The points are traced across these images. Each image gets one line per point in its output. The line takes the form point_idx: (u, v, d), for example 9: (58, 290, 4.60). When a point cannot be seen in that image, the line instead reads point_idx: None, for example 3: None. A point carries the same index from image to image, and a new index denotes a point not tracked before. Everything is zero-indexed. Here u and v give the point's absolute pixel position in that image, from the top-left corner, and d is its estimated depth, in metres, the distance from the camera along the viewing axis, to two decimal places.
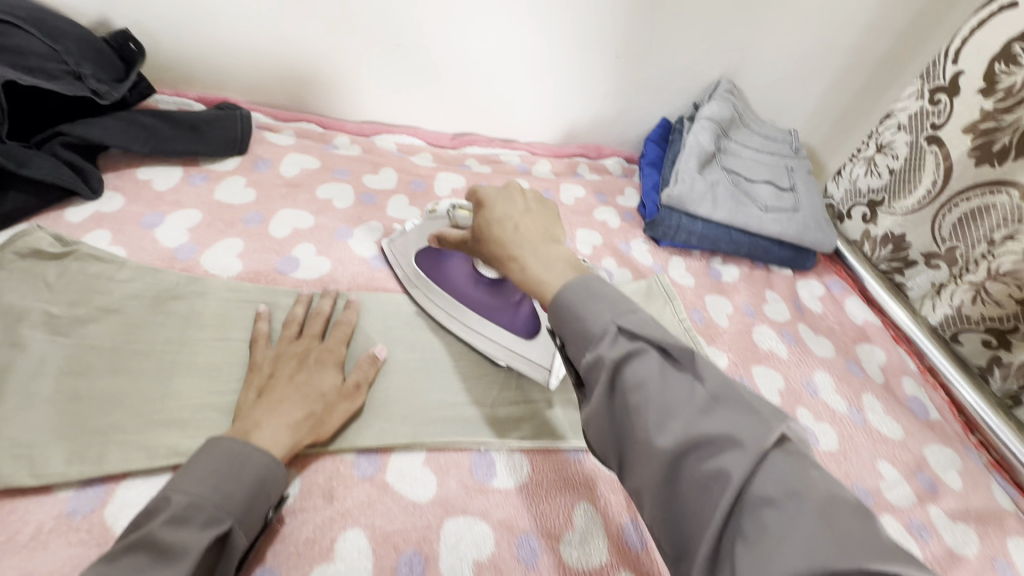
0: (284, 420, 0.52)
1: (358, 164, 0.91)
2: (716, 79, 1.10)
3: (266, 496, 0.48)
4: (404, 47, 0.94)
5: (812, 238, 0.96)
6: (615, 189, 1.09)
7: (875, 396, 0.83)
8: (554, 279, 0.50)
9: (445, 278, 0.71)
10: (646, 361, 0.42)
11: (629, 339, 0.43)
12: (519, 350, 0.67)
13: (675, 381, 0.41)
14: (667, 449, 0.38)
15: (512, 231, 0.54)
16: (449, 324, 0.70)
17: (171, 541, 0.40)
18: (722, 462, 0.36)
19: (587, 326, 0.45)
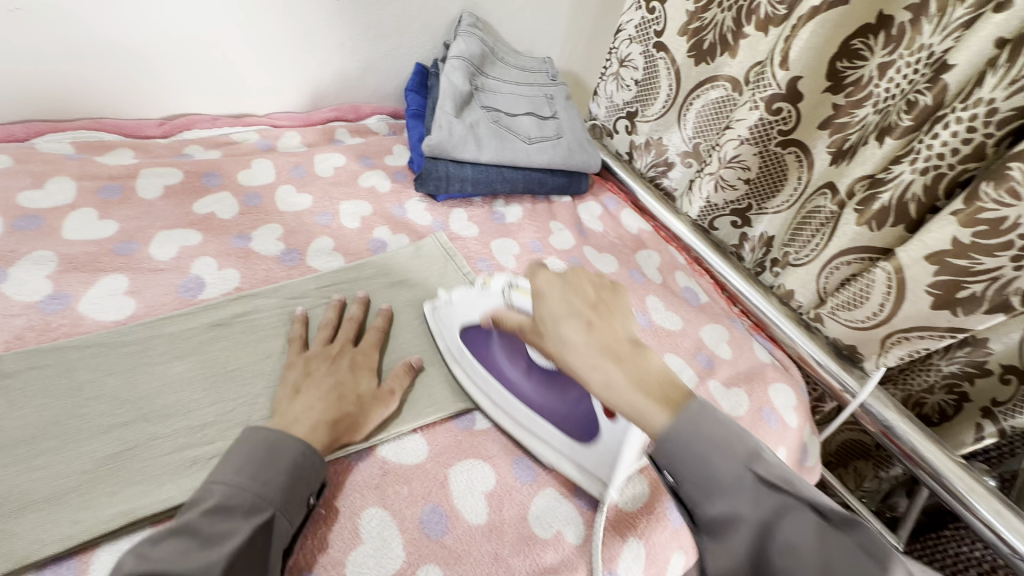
0: (315, 419, 0.52)
1: (8, 179, 0.68)
2: (458, 14, 1.04)
3: (304, 485, 0.48)
4: (29, 13, 0.71)
5: (579, 160, 0.98)
6: (381, 150, 0.99)
7: (656, 295, 0.89)
8: (648, 402, 0.46)
9: (495, 364, 0.64)
10: (801, 521, 0.39)
11: (770, 489, 0.41)
12: (575, 453, 0.58)
13: (822, 541, 0.38)
14: (742, 485, 0.42)
15: (591, 360, 0.50)
16: (495, 418, 0.61)
17: (212, 530, 0.42)
18: (794, 534, 0.39)
19: (715, 473, 0.43)
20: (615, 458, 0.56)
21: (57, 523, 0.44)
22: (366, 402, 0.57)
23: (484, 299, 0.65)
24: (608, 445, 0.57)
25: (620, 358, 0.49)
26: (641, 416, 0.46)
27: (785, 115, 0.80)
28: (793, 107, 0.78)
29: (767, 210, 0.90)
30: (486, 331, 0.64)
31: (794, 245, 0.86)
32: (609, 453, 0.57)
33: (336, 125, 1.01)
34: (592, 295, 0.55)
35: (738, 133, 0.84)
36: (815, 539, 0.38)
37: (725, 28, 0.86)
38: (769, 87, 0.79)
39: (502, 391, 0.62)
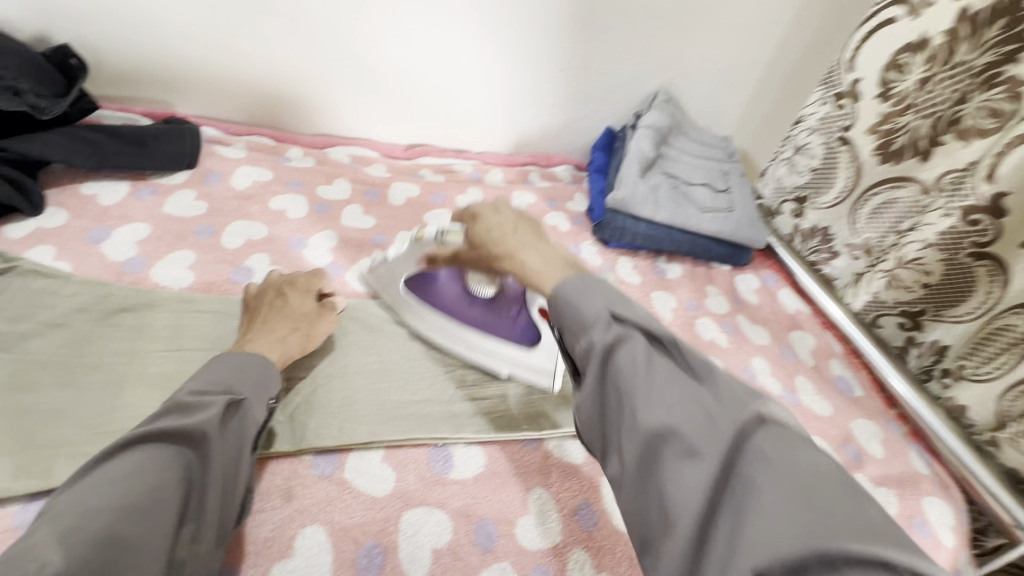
0: (270, 337, 0.60)
1: (311, 175, 0.92)
2: (653, 90, 1.17)
3: (264, 389, 0.54)
4: (353, 62, 0.94)
5: (746, 235, 1.04)
6: (564, 195, 1.13)
7: (806, 377, 0.90)
8: (551, 271, 0.52)
9: (450, 306, 0.70)
10: (635, 345, 0.43)
11: (620, 324, 0.45)
12: (523, 359, 0.69)
13: (661, 367, 0.42)
14: (608, 344, 0.44)
15: (508, 234, 0.58)
16: (449, 345, 0.71)
17: (195, 404, 0.46)
18: (628, 357, 0.43)
19: (582, 313, 0.47)
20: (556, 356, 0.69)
21: (331, 426, 0.59)
22: (315, 319, 0.65)
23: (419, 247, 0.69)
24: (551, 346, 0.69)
25: (522, 232, 0.57)
26: (540, 279, 0.53)
27: (983, 228, 0.78)
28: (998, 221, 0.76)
29: (943, 317, 0.86)
30: (434, 274, 0.71)
31: (971, 359, 0.83)
32: (549, 352, 0.69)
33: (531, 168, 1.17)
34: (527, 218, 0.60)
35: (924, 236, 0.85)
36: (682, 395, 0.40)
37: (920, 134, 0.86)
38: (968, 197, 0.79)
39: (456, 324, 0.70)
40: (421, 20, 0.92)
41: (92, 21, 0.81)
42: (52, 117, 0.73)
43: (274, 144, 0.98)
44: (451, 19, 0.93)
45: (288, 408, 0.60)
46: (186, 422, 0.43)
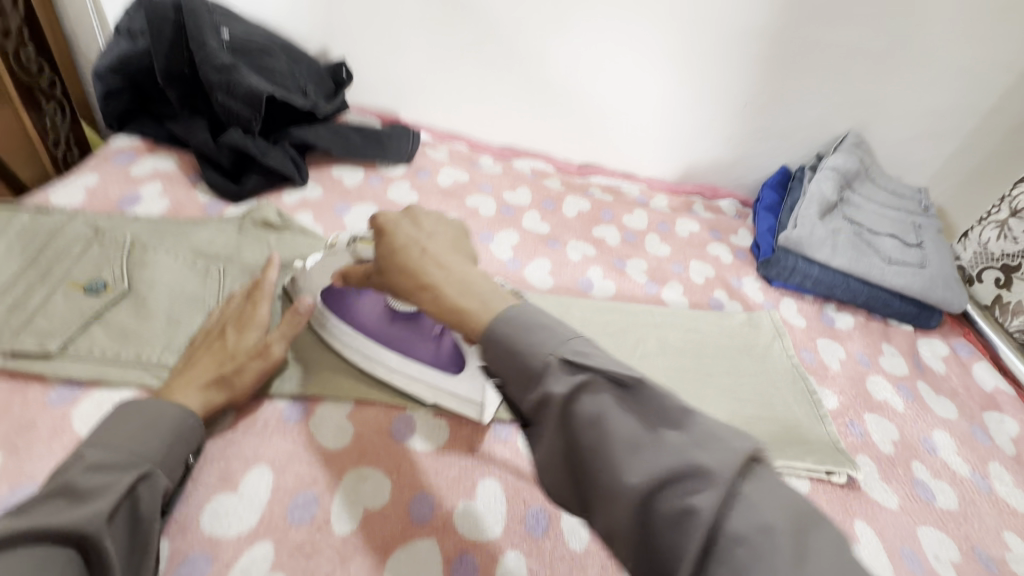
0: (193, 386, 0.53)
1: (499, 181, 1.04)
2: (842, 132, 1.12)
3: (183, 444, 0.50)
4: (550, 85, 1.06)
5: (938, 296, 0.95)
6: (728, 228, 1.12)
7: (1003, 466, 0.79)
8: (480, 308, 0.42)
9: (369, 324, 0.63)
10: (699, 495, 0.32)
11: (651, 470, 0.33)
12: (445, 386, 0.61)
13: (735, 518, 0.31)
14: (642, 497, 0.33)
15: (416, 254, 0.48)
16: (370, 367, 0.63)
17: (87, 486, 0.40)
18: (693, 507, 0.32)
19: (613, 473, 0.34)
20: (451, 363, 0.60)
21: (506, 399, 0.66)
22: (247, 359, 0.57)
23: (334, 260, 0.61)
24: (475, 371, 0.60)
25: (431, 257, 0.47)
26: (465, 303, 0.43)
27: None
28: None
29: None
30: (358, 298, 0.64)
31: None
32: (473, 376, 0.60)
33: (695, 199, 1.17)
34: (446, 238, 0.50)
35: None
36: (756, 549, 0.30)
37: None
38: None
39: (377, 348, 0.62)
40: (618, 52, 1.01)
41: (360, 41, 1.01)
42: (325, 114, 0.91)
43: (469, 151, 1.11)
44: (645, 50, 1.00)
45: None
46: (68, 515, 0.37)
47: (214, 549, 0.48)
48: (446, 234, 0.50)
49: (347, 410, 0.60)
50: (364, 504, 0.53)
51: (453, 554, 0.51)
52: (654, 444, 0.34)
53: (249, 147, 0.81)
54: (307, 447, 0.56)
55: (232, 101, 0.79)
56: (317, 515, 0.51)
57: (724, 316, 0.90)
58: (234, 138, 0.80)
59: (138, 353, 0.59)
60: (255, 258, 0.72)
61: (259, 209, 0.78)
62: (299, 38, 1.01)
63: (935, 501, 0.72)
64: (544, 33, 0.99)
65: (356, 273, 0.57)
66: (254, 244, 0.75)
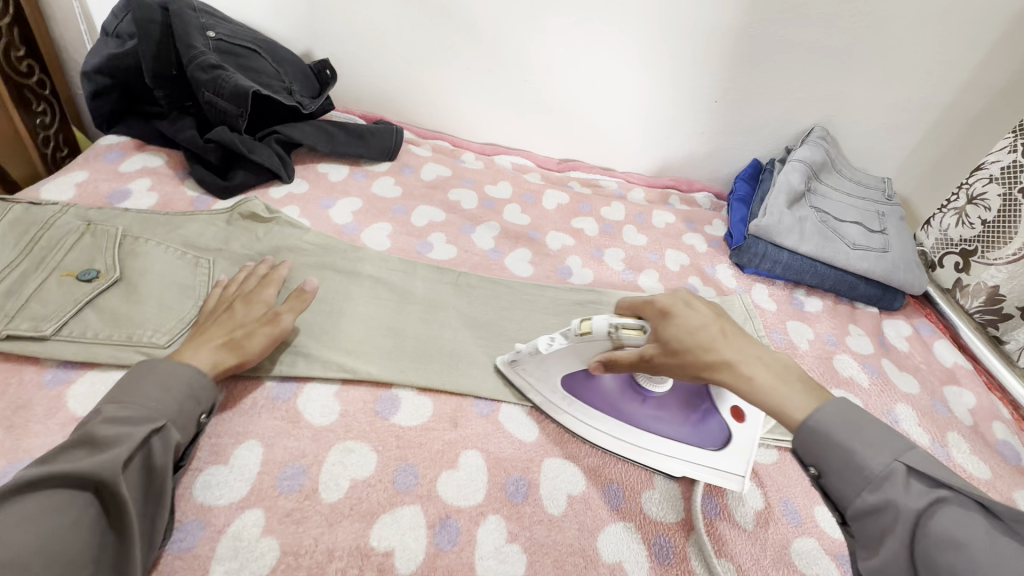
0: (204, 352, 0.58)
1: (481, 176, 1.07)
2: (810, 126, 1.17)
3: (195, 403, 0.53)
4: (529, 83, 1.09)
5: (900, 278, 1.00)
6: (703, 219, 1.16)
7: (961, 435, 0.84)
8: (791, 399, 0.50)
9: (614, 403, 0.63)
10: (952, 512, 0.42)
11: (920, 482, 0.44)
12: (703, 460, 0.61)
13: (1006, 544, 0.39)
14: (914, 510, 0.43)
15: (689, 333, 0.54)
16: (603, 440, 0.63)
17: (105, 437, 0.46)
18: (955, 529, 0.41)
19: (865, 464, 0.46)
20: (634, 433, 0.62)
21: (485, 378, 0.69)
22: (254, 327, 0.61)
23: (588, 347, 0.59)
24: (741, 448, 0.60)
25: (732, 338, 0.53)
26: (786, 407, 0.50)
27: None
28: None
29: None
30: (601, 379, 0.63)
31: None
32: (740, 452, 0.60)
33: (672, 191, 1.22)
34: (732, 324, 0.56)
35: None
36: (995, 554, 0.38)
37: None
38: None
39: (602, 420, 0.63)
40: (594, 52, 1.05)
41: (344, 42, 1.04)
42: (310, 112, 0.93)
43: (452, 148, 1.14)
44: (619, 49, 1.05)
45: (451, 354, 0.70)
46: (85, 463, 0.44)
47: (206, 516, 0.50)
48: (712, 326, 0.54)
49: (333, 389, 0.63)
50: (351, 474, 0.55)
51: (435, 518, 0.54)
52: (881, 446, 0.46)
53: (237, 144, 0.83)
54: (295, 423, 0.59)
55: (218, 99, 0.82)
56: (305, 484, 0.54)
57: (698, 300, 0.94)
58: (221, 135, 0.82)
59: (130, 336, 0.61)
60: (242, 249, 0.75)
61: (247, 203, 0.80)
62: (284, 40, 1.04)
63: None
64: (523, 34, 1.03)
65: (630, 359, 0.57)
66: (242, 235, 0.77)
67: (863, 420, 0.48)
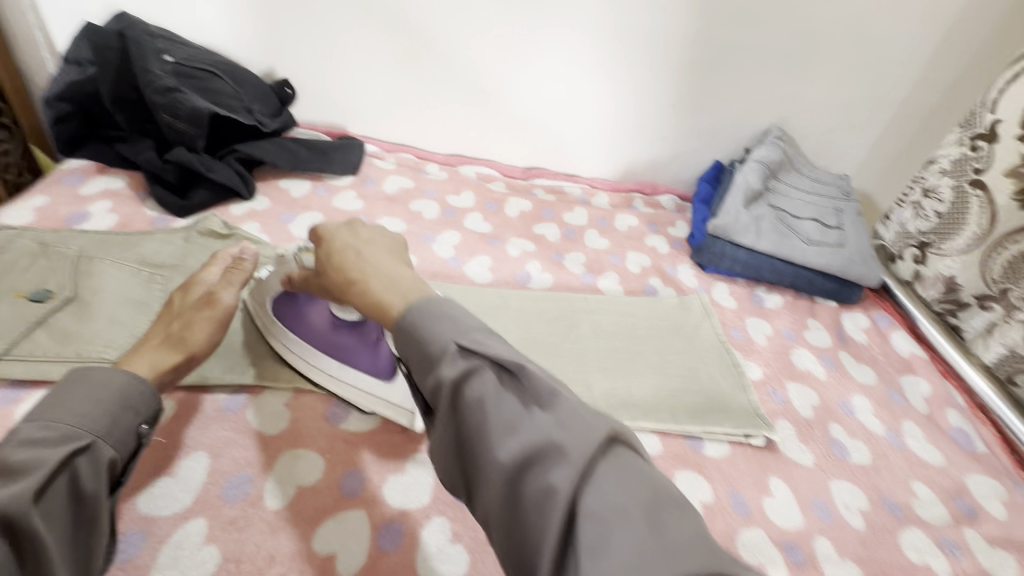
0: (151, 359, 0.57)
1: (444, 186, 1.09)
2: (766, 126, 1.19)
3: (132, 413, 0.50)
4: (489, 95, 1.12)
5: (856, 272, 1.02)
6: (666, 221, 1.18)
7: (916, 424, 0.85)
8: (394, 300, 0.46)
9: (304, 326, 0.64)
10: (485, 379, 0.39)
11: (468, 356, 0.40)
12: (379, 393, 0.62)
13: (510, 404, 0.38)
14: (451, 379, 0.39)
15: (353, 257, 0.52)
16: (309, 371, 0.64)
17: (18, 462, 0.42)
18: (481, 390, 0.39)
19: (427, 347, 0.41)
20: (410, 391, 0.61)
21: None
22: (193, 315, 0.62)
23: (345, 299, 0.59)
24: None
25: (363, 255, 0.52)
26: (382, 302, 0.47)
27: None
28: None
29: None
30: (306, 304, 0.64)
31: None
32: (408, 385, 0.61)
33: (636, 195, 1.24)
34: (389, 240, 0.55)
35: None
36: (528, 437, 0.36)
37: None
38: None
39: (308, 349, 0.64)
40: (548, 60, 1.07)
41: (306, 61, 1.07)
42: (270, 130, 0.96)
43: (417, 161, 1.17)
44: (574, 59, 1.07)
45: None
46: None
47: (149, 527, 0.51)
48: (383, 244, 0.54)
49: (284, 398, 0.64)
50: (296, 481, 0.56)
51: (380, 522, 0.55)
52: (485, 346, 0.41)
53: (195, 164, 0.85)
54: (243, 433, 0.60)
55: (176, 122, 0.84)
56: (250, 493, 0.55)
57: (656, 300, 0.95)
58: (180, 156, 0.85)
59: (79, 353, 0.62)
60: (199, 265, 0.76)
61: (206, 220, 0.82)
62: (247, 61, 1.07)
63: (848, 457, 0.77)
64: (478, 46, 1.05)
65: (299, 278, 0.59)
66: (200, 252, 0.79)
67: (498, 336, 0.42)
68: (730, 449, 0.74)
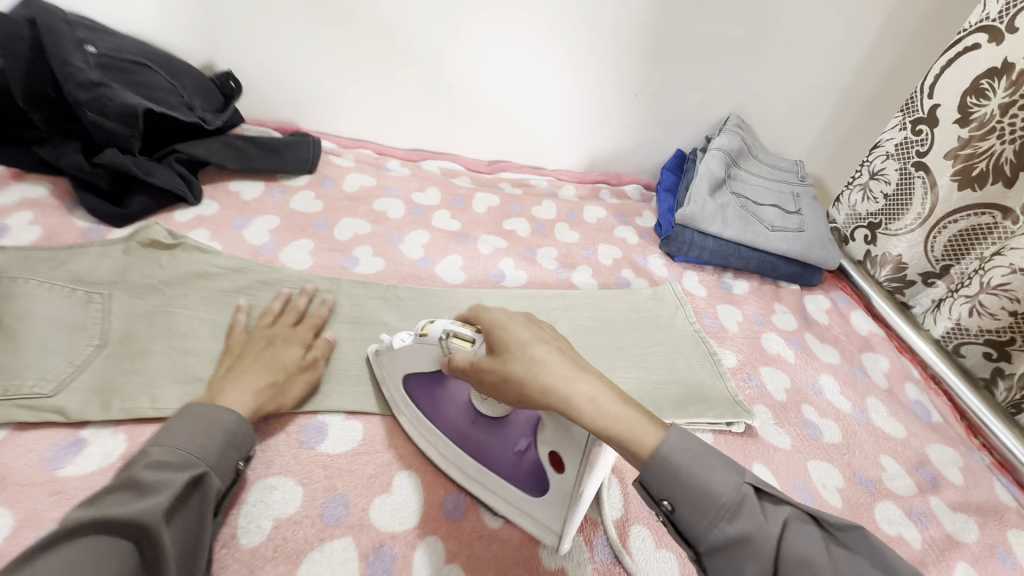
0: (247, 387, 0.57)
1: (407, 183, 1.05)
2: (725, 115, 1.21)
3: (235, 451, 0.52)
4: (449, 86, 1.07)
5: (816, 255, 1.05)
6: (633, 211, 1.19)
7: (879, 399, 0.89)
8: (620, 426, 0.44)
9: (439, 416, 0.59)
10: (781, 520, 0.41)
11: (760, 497, 0.43)
12: (524, 505, 0.55)
13: (810, 537, 0.41)
14: (773, 532, 0.41)
15: (529, 366, 0.47)
16: (444, 467, 0.60)
17: (151, 481, 0.43)
18: (771, 534, 0.41)
19: (714, 493, 0.43)
20: (563, 517, 0.53)
21: None
22: (296, 374, 0.62)
23: (420, 348, 0.57)
24: (559, 500, 0.52)
25: (553, 359, 0.47)
26: (625, 433, 0.44)
27: None
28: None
29: None
30: (437, 385, 0.60)
31: None
32: (556, 505, 0.52)
33: (602, 186, 1.24)
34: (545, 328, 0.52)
35: (1010, 261, 0.82)
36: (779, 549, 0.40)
37: (1004, 159, 0.84)
38: None
39: (443, 441, 0.59)
40: (509, 49, 1.04)
41: (248, 51, 0.99)
42: (216, 128, 0.89)
43: (377, 156, 1.11)
44: (537, 48, 1.04)
45: None
46: (133, 507, 0.40)
47: None
48: (553, 344, 0.49)
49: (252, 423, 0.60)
50: (273, 513, 0.53)
51: (371, 547, 0.53)
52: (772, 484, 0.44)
53: (131, 167, 0.77)
54: None
55: (104, 120, 0.75)
56: (222, 532, 0.51)
57: (630, 292, 0.95)
58: (111, 158, 0.76)
59: (8, 389, 0.55)
60: (141, 280, 0.69)
61: (146, 230, 0.74)
62: (181, 52, 0.97)
63: (822, 436, 0.80)
64: (435, 34, 1.00)
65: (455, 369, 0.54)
66: (143, 264, 0.71)
67: (707, 447, 0.44)
68: (713, 438, 0.75)
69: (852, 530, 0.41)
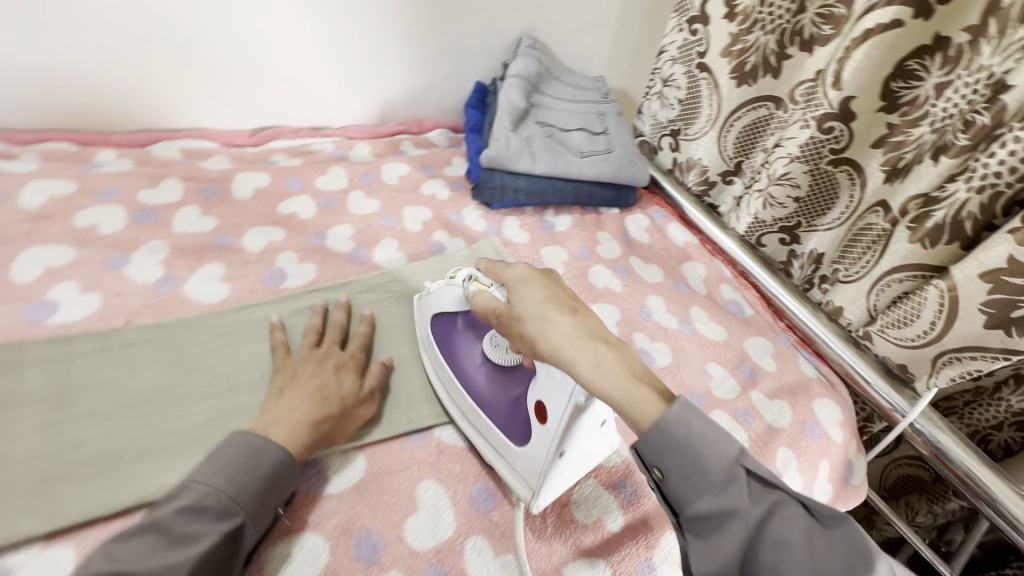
0: (298, 419, 0.55)
1: (130, 179, 0.79)
2: (517, 36, 1.09)
3: (279, 493, 0.51)
4: (155, 37, 0.81)
5: (628, 173, 1.02)
6: (441, 160, 1.05)
7: (701, 306, 0.91)
8: (639, 404, 0.46)
9: (455, 356, 0.65)
10: (731, 453, 0.44)
11: (705, 423, 0.46)
12: (508, 457, 0.59)
13: (762, 477, 0.44)
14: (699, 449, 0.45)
15: (537, 324, 0.51)
16: (448, 406, 0.65)
17: (185, 530, 0.44)
18: (722, 463, 0.44)
19: (664, 407, 0.46)
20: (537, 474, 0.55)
21: (168, 471, 0.53)
22: (352, 407, 0.60)
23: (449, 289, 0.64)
24: (534, 450, 0.55)
25: (580, 315, 0.52)
26: (618, 392, 0.47)
27: (837, 134, 0.78)
28: (925, 63, 0.68)
29: (817, 228, 0.87)
30: (452, 320, 0.67)
31: (844, 262, 0.84)
32: (534, 454, 0.55)
33: (402, 137, 1.07)
34: (565, 294, 0.55)
35: (788, 151, 0.83)
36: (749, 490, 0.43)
37: (768, 51, 0.86)
38: (821, 106, 0.78)
39: (454, 381, 0.64)
40: None
41: None
42: None
43: (78, 149, 0.83)
44: None
45: (111, 458, 0.53)
46: (162, 558, 0.42)
47: None
48: (549, 291, 0.54)
49: None
50: None
51: None
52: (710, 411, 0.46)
53: None
54: None
55: None
56: None
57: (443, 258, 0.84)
58: None
59: None
60: None
61: None
62: None
63: (654, 362, 0.80)
64: None
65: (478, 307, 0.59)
66: None
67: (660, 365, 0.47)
68: None
69: (772, 455, 0.44)
